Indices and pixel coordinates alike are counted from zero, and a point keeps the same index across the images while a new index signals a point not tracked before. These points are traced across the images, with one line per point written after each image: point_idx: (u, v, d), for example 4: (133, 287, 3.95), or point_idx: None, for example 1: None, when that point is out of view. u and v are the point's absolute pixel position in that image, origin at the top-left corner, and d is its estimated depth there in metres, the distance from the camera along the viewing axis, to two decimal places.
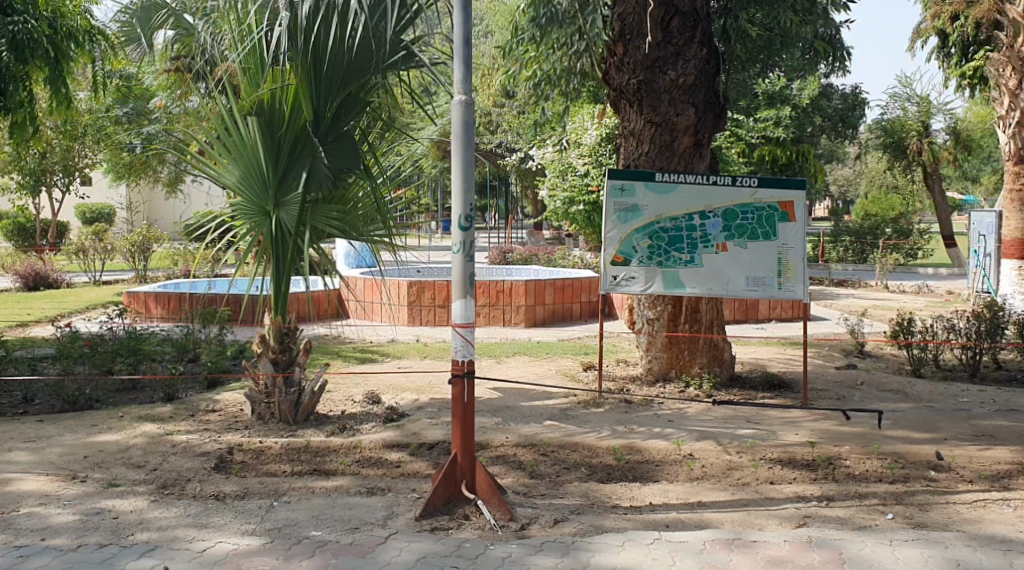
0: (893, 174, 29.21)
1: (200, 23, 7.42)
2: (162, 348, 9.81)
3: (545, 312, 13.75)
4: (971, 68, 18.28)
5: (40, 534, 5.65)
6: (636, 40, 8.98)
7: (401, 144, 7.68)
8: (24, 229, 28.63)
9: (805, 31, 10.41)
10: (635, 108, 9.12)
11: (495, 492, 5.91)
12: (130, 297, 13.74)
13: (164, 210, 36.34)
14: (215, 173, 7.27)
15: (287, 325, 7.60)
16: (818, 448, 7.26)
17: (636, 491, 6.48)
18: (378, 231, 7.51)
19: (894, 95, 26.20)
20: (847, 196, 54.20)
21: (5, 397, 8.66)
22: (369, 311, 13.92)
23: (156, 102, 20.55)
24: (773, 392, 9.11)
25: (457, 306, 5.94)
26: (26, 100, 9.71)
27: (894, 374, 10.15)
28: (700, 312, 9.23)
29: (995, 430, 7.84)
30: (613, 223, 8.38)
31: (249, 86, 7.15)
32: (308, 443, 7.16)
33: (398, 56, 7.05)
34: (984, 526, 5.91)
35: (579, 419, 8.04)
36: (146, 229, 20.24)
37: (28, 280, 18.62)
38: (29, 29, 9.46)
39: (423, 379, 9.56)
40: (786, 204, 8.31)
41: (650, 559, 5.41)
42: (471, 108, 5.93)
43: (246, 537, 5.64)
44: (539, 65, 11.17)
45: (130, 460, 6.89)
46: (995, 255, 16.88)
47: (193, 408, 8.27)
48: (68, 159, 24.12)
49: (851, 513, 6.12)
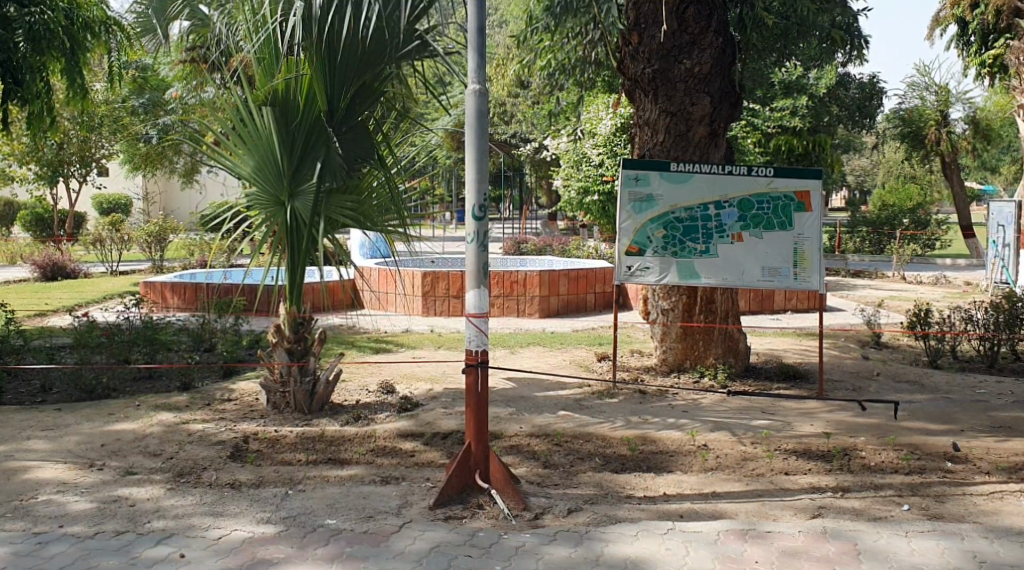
0: (911, 164, 28.99)
1: (214, 14, 7.45)
2: (178, 338, 9.86)
3: (560, 302, 13.75)
4: (991, 56, 18.00)
5: (58, 521, 5.69)
6: (651, 29, 8.96)
7: (416, 135, 7.69)
8: (42, 220, 28.92)
9: (823, 19, 10.28)
10: (650, 98, 9.07)
11: (507, 481, 5.92)
12: (146, 289, 13.87)
13: (180, 202, 36.74)
14: (230, 163, 7.23)
15: (302, 315, 7.62)
16: (833, 440, 7.23)
17: (650, 481, 6.46)
18: (392, 221, 7.44)
19: (913, 84, 26.02)
20: (863, 186, 54.52)
21: (24, 386, 8.74)
22: (383, 301, 14.00)
23: (172, 92, 20.68)
24: (787, 383, 9.07)
25: (470, 296, 5.92)
26: (44, 90, 9.79)
27: (911, 365, 10.11)
28: (715, 302, 9.21)
29: (1012, 422, 7.78)
30: (627, 214, 8.34)
31: (264, 77, 7.20)
32: (323, 433, 7.18)
33: (413, 46, 7.17)
34: (1001, 518, 5.88)
35: (594, 410, 8.04)
36: (163, 219, 20.43)
37: (46, 270, 18.77)
38: (45, 20, 9.58)
39: (437, 368, 9.59)
40: (802, 194, 8.26)
41: (664, 551, 5.41)
42: (485, 97, 5.91)
43: (261, 526, 5.66)
44: (554, 54, 11.13)
45: (147, 449, 6.93)
46: (1013, 246, 16.74)
47: (209, 398, 8.32)
48: (85, 151, 24.35)
49: (866, 504, 6.09)
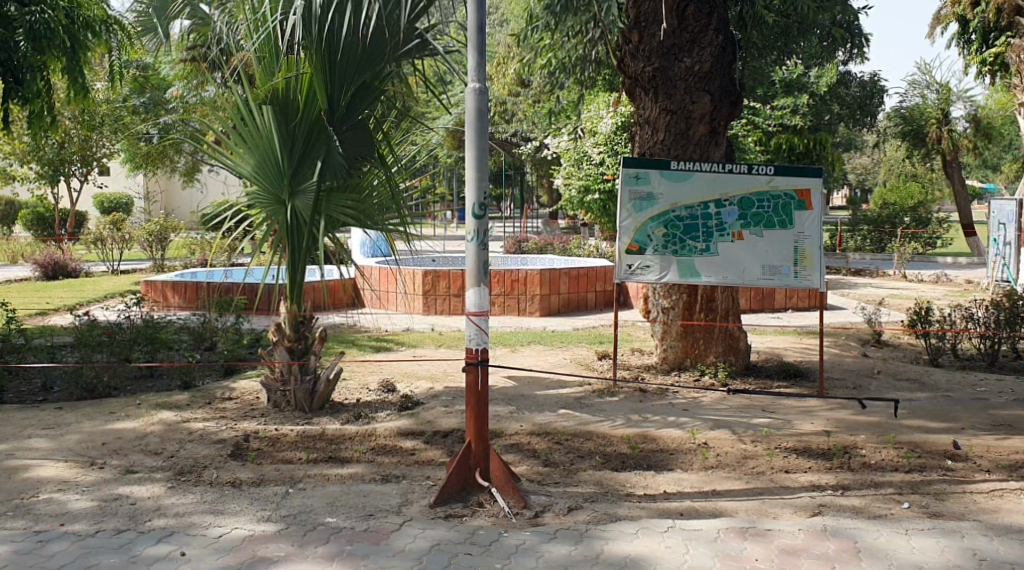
0: (912, 162, 28.97)
1: (215, 12, 7.46)
2: (179, 337, 9.88)
3: (560, 301, 13.75)
4: (992, 54, 17.98)
5: (58, 520, 5.70)
6: (652, 27, 8.95)
7: (416, 134, 7.70)
8: (44, 219, 28.96)
9: (823, 16, 10.25)
10: (650, 96, 9.08)
11: (508, 480, 5.93)
12: (147, 288, 13.89)
13: (181, 201, 36.77)
14: (231, 162, 7.24)
15: (302, 314, 7.63)
16: (833, 438, 7.23)
17: (650, 480, 6.47)
18: (393, 220, 7.46)
19: (914, 82, 25.99)
20: (864, 183, 54.51)
21: (25, 384, 8.76)
22: (384, 300, 14.00)
23: (173, 92, 20.75)
24: (788, 381, 9.07)
25: (470, 294, 5.92)
26: (45, 89, 9.80)
27: (911, 364, 10.12)
28: (715, 301, 9.21)
29: (1012, 420, 7.79)
30: (628, 212, 8.35)
31: (264, 76, 7.21)
32: (324, 431, 7.19)
33: (412, 44, 7.17)
34: (1001, 516, 5.88)
35: (594, 408, 8.04)
36: (164, 218, 20.47)
37: (47, 269, 18.79)
38: (46, 19, 9.58)
39: (438, 367, 9.60)
40: (803, 192, 8.25)
41: (664, 548, 5.41)
42: (484, 96, 5.90)
43: (262, 524, 5.67)
44: (555, 53, 11.12)
45: (148, 447, 6.94)
46: (1015, 244, 16.71)
47: (209, 396, 8.33)
48: (86, 150, 24.39)
49: (866, 502, 6.09)
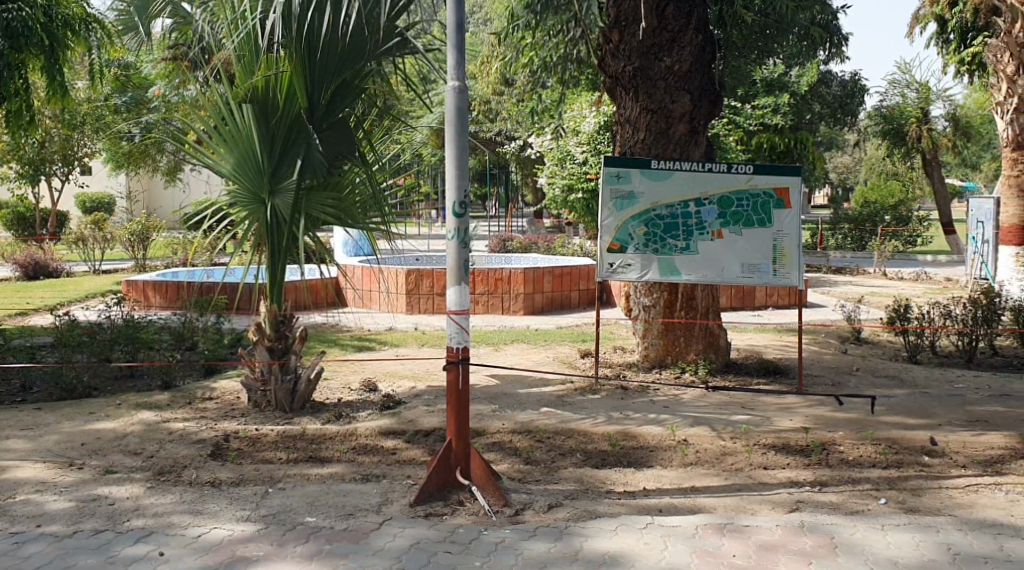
0: (892, 162, 29.13)
1: (196, 11, 7.42)
2: (160, 337, 9.85)
3: (544, 299, 13.77)
4: (970, 53, 18.07)
5: (36, 520, 5.68)
6: (632, 26, 8.99)
7: (399, 133, 7.69)
8: (24, 219, 28.79)
9: (801, 16, 10.30)
10: (631, 95, 9.10)
11: (489, 478, 5.94)
12: (128, 287, 13.84)
13: (164, 201, 36.62)
14: (211, 161, 7.25)
15: (282, 313, 7.61)
16: (812, 434, 7.28)
17: (630, 477, 6.50)
18: (375, 219, 7.49)
19: (894, 81, 26.10)
20: (847, 182, 54.82)
21: (4, 385, 8.72)
22: (367, 300, 13.99)
23: (155, 90, 20.65)
24: (767, 378, 9.13)
25: (451, 293, 5.93)
26: (22, 88, 9.80)
27: (890, 361, 10.18)
28: (696, 299, 9.25)
29: (989, 417, 7.85)
30: (609, 210, 8.40)
31: (244, 74, 7.19)
32: (304, 431, 7.19)
33: (393, 43, 7.16)
34: (976, 511, 5.94)
35: (575, 406, 8.06)
36: (145, 218, 20.39)
37: (27, 269, 18.70)
38: (23, 17, 9.52)
39: (421, 367, 9.60)
40: (781, 190, 8.29)
41: (642, 545, 5.44)
42: (465, 94, 5.93)
43: (241, 524, 5.67)
44: (537, 52, 11.15)
45: (127, 448, 6.93)
46: (993, 242, 16.81)
47: (190, 396, 8.31)
48: (67, 150, 24.28)
49: (843, 498, 6.14)
